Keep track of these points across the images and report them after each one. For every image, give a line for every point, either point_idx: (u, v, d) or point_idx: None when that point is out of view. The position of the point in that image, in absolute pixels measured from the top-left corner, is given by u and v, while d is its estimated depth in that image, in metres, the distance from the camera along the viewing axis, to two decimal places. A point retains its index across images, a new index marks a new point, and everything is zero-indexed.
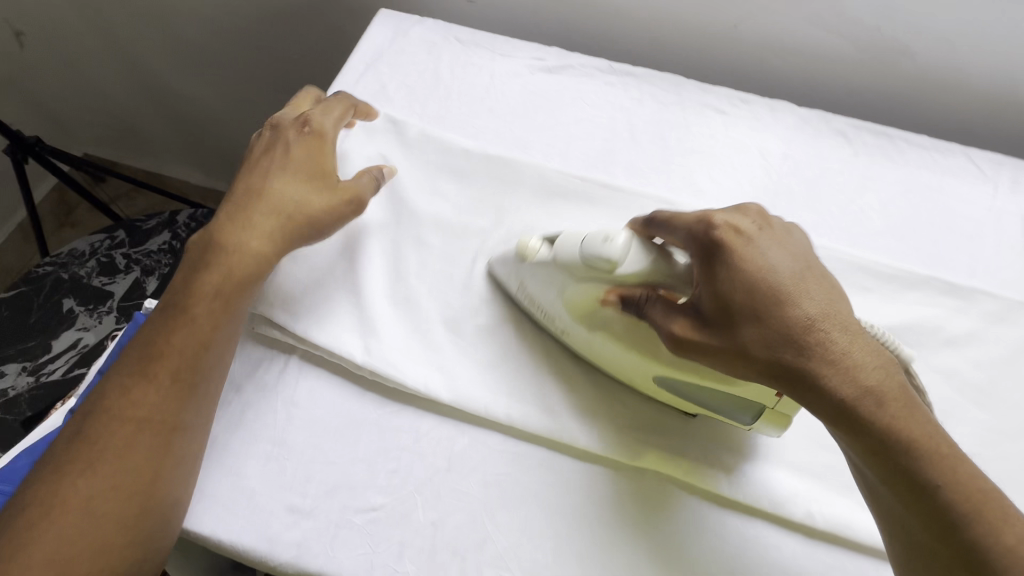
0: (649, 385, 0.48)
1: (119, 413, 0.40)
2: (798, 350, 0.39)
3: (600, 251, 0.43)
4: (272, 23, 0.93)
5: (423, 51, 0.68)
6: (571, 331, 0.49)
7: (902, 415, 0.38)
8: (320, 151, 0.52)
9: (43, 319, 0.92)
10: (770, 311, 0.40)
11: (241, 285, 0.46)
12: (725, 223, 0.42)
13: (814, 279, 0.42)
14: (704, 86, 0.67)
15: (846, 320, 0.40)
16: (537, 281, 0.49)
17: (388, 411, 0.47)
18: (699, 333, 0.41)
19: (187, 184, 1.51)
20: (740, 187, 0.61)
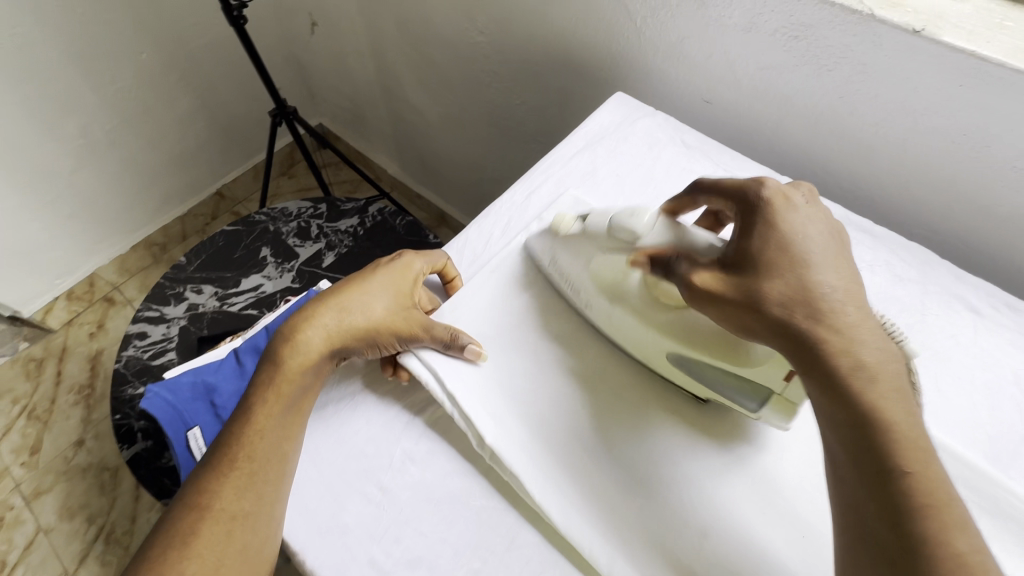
0: (662, 360, 0.49)
1: (192, 506, 0.44)
2: (809, 313, 0.38)
3: (625, 223, 0.47)
4: (509, 71, 1.01)
5: (645, 144, 0.67)
6: (592, 304, 0.53)
7: (891, 401, 0.36)
8: (403, 279, 0.55)
9: (243, 258, 1.09)
10: (793, 273, 0.40)
11: (288, 379, 0.48)
12: (775, 186, 0.44)
13: (844, 259, 0.41)
14: (959, 272, 0.57)
15: (862, 302, 0.40)
16: (569, 256, 0.54)
17: (491, 505, 0.46)
18: (723, 276, 0.42)
19: (383, 172, 1.71)
20: (974, 412, 0.49)
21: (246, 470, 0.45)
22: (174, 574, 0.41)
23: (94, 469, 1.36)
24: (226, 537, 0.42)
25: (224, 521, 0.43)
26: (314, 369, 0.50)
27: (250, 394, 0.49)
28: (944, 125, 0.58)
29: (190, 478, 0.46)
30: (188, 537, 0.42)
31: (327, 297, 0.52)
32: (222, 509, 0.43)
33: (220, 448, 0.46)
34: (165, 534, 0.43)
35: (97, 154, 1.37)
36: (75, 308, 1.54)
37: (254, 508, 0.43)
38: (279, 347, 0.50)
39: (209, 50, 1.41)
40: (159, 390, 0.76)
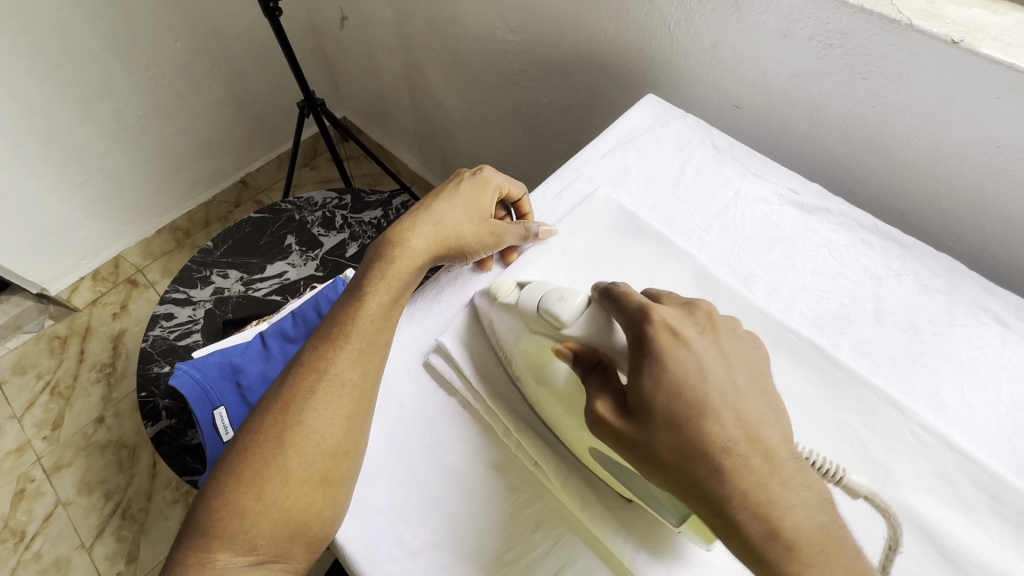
0: (585, 453, 0.46)
1: (310, 368, 0.48)
2: (710, 470, 0.36)
3: (555, 308, 0.46)
4: (537, 71, 1.02)
5: (675, 146, 0.68)
6: (523, 380, 0.50)
7: (823, 563, 0.34)
8: (485, 195, 0.60)
9: (269, 245, 1.11)
10: (691, 424, 0.37)
11: (398, 275, 0.54)
12: (661, 319, 0.41)
13: (745, 396, 0.39)
14: (987, 285, 0.57)
15: (771, 452, 0.37)
16: (501, 320, 0.52)
17: (517, 492, 0.47)
18: (619, 419, 0.40)
19: (405, 168, 1.73)
20: (1000, 424, 0.49)
21: (358, 346, 0.49)
22: (295, 421, 0.45)
23: (112, 446, 1.39)
24: (342, 405, 0.46)
25: (342, 387, 0.47)
26: (417, 271, 0.55)
27: (361, 283, 0.53)
28: (978, 138, 0.58)
29: (303, 353, 0.50)
30: (306, 399, 0.46)
31: (424, 208, 0.58)
32: (337, 375, 0.47)
33: (336, 323, 0.51)
34: (283, 390, 0.47)
35: (127, 139, 1.40)
36: (100, 288, 1.58)
37: (364, 377, 0.48)
38: (385, 248, 0.55)
39: (241, 40, 1.44)
40: (188, 368, 0.79)
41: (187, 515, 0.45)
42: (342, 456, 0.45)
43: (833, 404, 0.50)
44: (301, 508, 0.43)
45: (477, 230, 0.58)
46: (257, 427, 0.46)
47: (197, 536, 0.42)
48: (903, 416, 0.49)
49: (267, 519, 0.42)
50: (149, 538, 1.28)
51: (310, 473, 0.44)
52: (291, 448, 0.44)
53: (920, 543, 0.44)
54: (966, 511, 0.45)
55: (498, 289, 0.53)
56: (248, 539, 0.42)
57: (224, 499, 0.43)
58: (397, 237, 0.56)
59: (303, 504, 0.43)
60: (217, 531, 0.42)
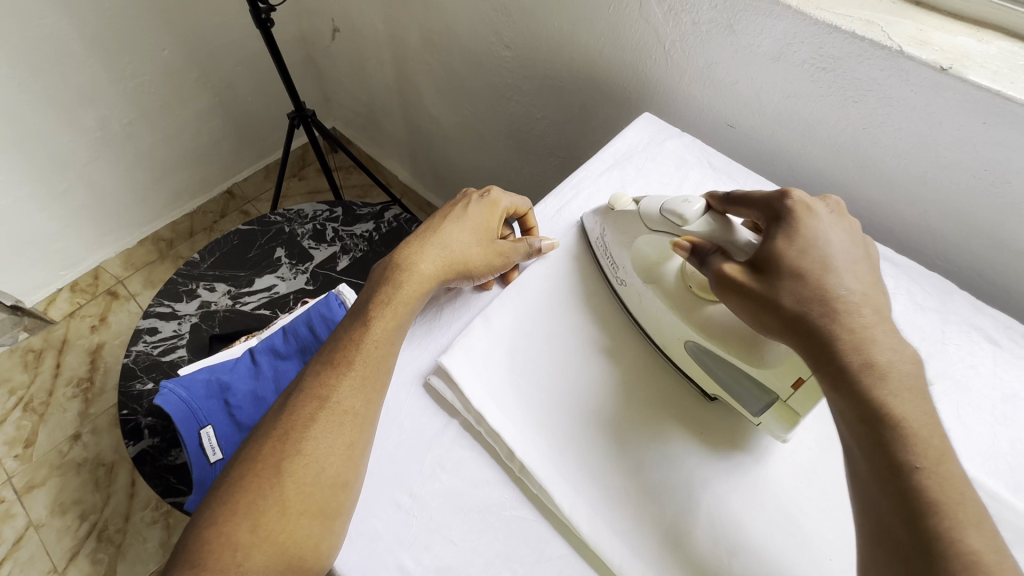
0: (678, 348, 0.52)
1: (311, 395, 0.47)
2: (826, 310, 0.40)
3: (677, 210, 0.49)
4: (530, 86, 1.03)
5: (672, 164, 0.69)
6: (627, 282, 0.56)
7: (914, 396, 0.37)
8: (493, 216, 0.60)
9: (258, 257, 1.09)
10: (812, 276, 0.41)
11: (403, 301, 0.53)
12: (800, 197, 0.45)
13: (865, 269, 0.43)
14: (978, 304, 0.58)
15: (884, 316, 0.41)
16: (614, 232, 0.56)
17: (522, 515, 0.46)
18: (745, 274, 0.43)
19: (395, 179, 1.73)
20: (996, 442, 0.50)
21: (360, 373, 0.48)
22: (295, 450, 0.44)
23: (89, 465, 1.33)
24: (344, 435, 0.45)
25: (344, 415, 0.46)
26: (421, 297, 0.54)
27: (366, 309, 0.53)
28: (965, 162, 0.59)
29: (303, 377, 0.49)
30: (305, 427, 0.45)
31: (431, 230, 0.58)
32: (339, 402, 0.46)
33: (338, 348, 0.50)
34: (283, 418, 0.46)
35: (111, 148, 1.37)
36: (79, 299, 1.53)
37: (366, 406, 0.47)
38: (392, 272, 0.55)
39: (230, 49, 1.42)
40: (173, 387, 0.77)
41: (177, 545, 0.43)
42: (342, 486, 0.44)
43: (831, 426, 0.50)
44: (298, 540, 0.42)
45: (484, 253, 0.57)
46: (255, 455, 0.45)
47: (185, 570, 0.41)
48: None
49: (261, 552, 0.41)
50: (127, 561, 1.23)
51: (308, 503, 0.43)
52: (289, 479, 0.43)
53: None
54: None
55: (616, 203, 0.56)
56: (240, 573, 0.40)
57: (217, 530, 0.42)
58: (403, 260, 0.55)
59: (299, 537, 0.42)
60: (207, 564, 0.40)
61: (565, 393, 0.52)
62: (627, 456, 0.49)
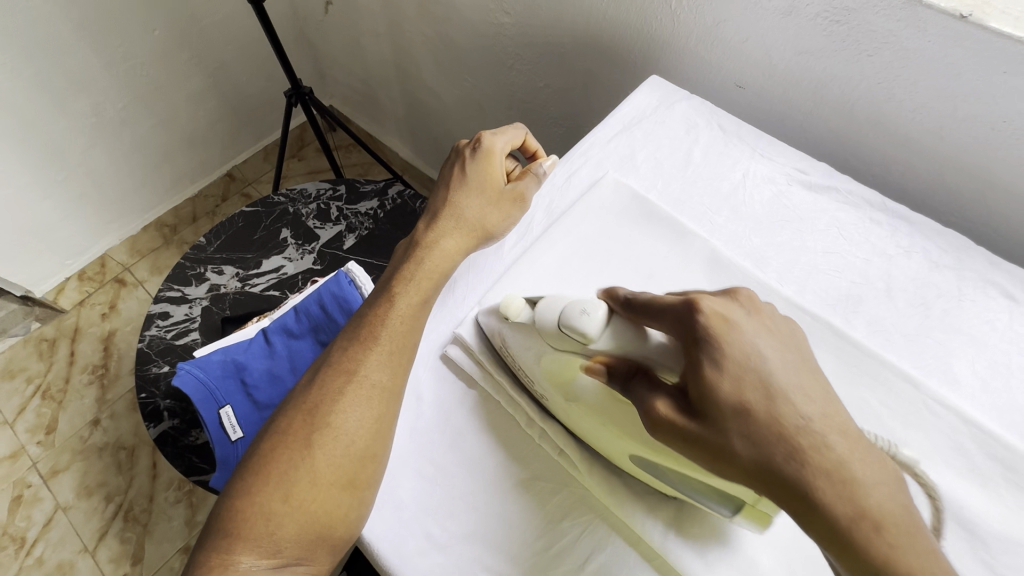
0: (626, 460, 0.45)
1: (339, 369, 0.47)
2: (789, 456, 0.34)
3: (579, 324, 0.43)
4: (532, 53, 1.00)
5: (682, 128, 0.67)
6: (548, 398, 0.48)
7: (906, 540, 0.33)
8: (494, 165, 0.58)
9: (264, 239, 1.09)
10: (761, 412, 0.36)
11: (427, 278, 0.53)
12: (710, 306, 0.38)
13: (808, 379, 0.37)
14: (995, 260, 0.57)
15: (853, 439, 0.35)
16: (517, 339, 0.49)
17: (543, 483, 0.47)
18: (681, 415, 0.38)
19: (396, 156, 1.71)
20: (1012, 396, 0.50)
21: (386, 348, 0.48)
22: (324, 422, 0.45)
23: (110, 448, 1.37)
24: (373, 410, 0.46)
25: (371, 389, 0.46)
26: (446, 272, 0.54)
27: (390, 285, 0.53)
28: (982, 113, 0.58)
29: (330, 351, 0.49)
30: (333, 401, 0.46)
31: (440, 205, 0.57)
32: (366, 376, 0.47)
33: (363, 324, 0.50)
34: (311, 392, 0.47)
35: (108, 133, 1.35)
36: (87, 288, 1.54)
37: (393, 380, 0.47)
38: (411, 251, 0.55)
39: (222, 26, 1.39)
40: (190, 368, 0.78)
41: (210, 515, 0.44)
42: (370, 458, 0.45)
43: (847, 383, 0.50)
44: (328, 509, 0.43)
45: (500, 213, 0.57)
46: (284, 427, 0.45)
47: (219, 538, 0.42)
48: (917, 390, 0.50)
49: (292, 521, 0.42)
50: (153, 538, 1.27)
51: (338, 475, 0.43)
52: (318, 451, 0.44)
53: (938, 515, 0.45)
54: (981, 483, 0.46)
55: (506, 310, 0.49)
56: (272, 541, 0.42)
57: (249, 499, 0.43)
58: (421, 240, 0.55)
59: (330, 506, 0.43)
60: (241, 531, 0.42)
61: None
62: None
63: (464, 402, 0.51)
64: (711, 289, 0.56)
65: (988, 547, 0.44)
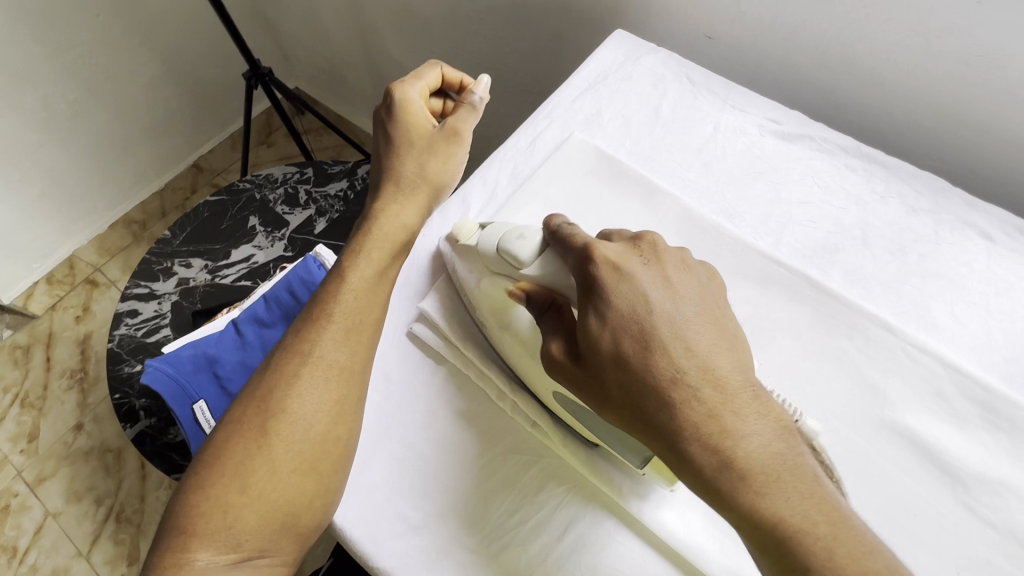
0: (549, 398, 0.45)
1: (293, 352, 0.45)
2: (661, 406, 0.37)
3: (512, 248, 0.44)
4: (495, 16, 0.96)
5: (649, 83, 0.65)
6: (486, 322, 0.49)
7: (780, 487, 0.35)
8: (417, 117, 0.55)
9: (231, 228, 1.05)
10: (638, 360, 0.38)
11: (382, 249, 0.50)
12: (607, 258, 0.40)
13: (699, 326, 0.39)
14: (972, 200, 0.56)
15: (731, 393, 0.37)
16: (464, 265, 0.50)
17: (520, 457, 0.46)
18: (568, 359, 0.41)
19: (367, 136, 1.66)
20: (991, 337, 0.49)
21: (341, 325, 0.46)
22: (281, 409, 0.43)
23: (96, 452, 1.34)
24: (330, 391, 0.44)
25: (328, 369, 0.44)
26: (403, 241, 0.51)
27: (343, 259, 0.50)
28: (957, 48, 0.56)
29: (285, 335, 0.47)
30: (289, 386, 0.43)
31: (377, 172, 0.55)
32: (322, 357, 0.44)
33: (318, 303, 0.48)
34: (265, 378, 0.44)
35: (60, 129, 1.29)
36: (58, 291, 1.49)
37: (351, 360, 0.45)
38: (362, 222, 0.52)
39: (170, 8, 1.32)
40: (159, 364, 0.75)
41: (165, 512, 0.42)
42: (332, 443, 0.43)
43: (825, 334, 0.49)
44: (290, 498, 0.41)
45: (440, 162, 0.54)
46: (239, 416, 0.43)
47: (176, 535, 0.40)
48: (895, 337, 0.48)
49: (252, 512, 0.41)
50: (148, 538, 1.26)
51: (298, 461, 0.42)
52: (276, 438, 0.42)
53: (918, 460, 0.44)
54: (961, 425, 0.45)
55: (458, 233, 0.50)
56: (231, 534, 0.40)
57: (206, 493, 0.41)
58: (368, 210, 0.53)
59: (293, 493, 0.41)
60: (198, 526, 0.40)
61: None
62: None
63: (434, 380, 0.49)
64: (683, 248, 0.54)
65: (969, 490, 0.43)
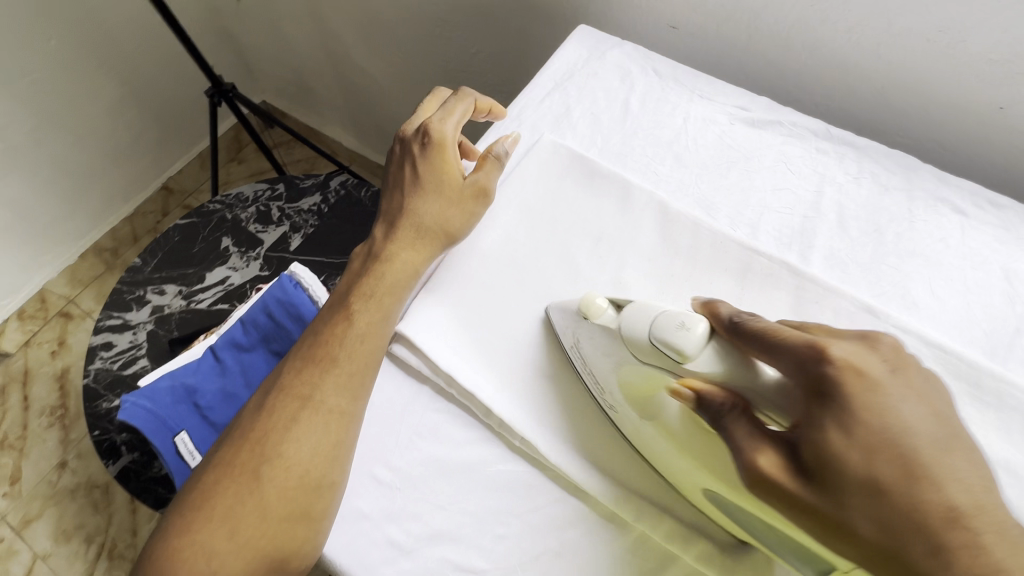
0: (698, 494, 0.42)
1: (292, 393, 0.44)
2: (932, 550, 0.30)
3: (673, 339, 0.39)
4: (458, 18, 0.94)
5: (616, 78, 0.64)
6: (620, 411, 0.46)
7: None
8: (449, 161, 0.53)
9: (204, 251, 1.02)
10: (899, 491, 0.31)
11: (387, 291, 0.49)
12: (842, 358, 0.34)
13: (960, 450, 0.33)
14: (943, 175, 0.56)
15: (1011, 537, 0.30)
16: (594, 347, 0.46)
17: (509, 470, 0.45)
18: (789, 476, 0.35)
19: (340, 147, 1.63)
20: (970, 312, 0.50)
21: (344, 369, 0.45)
22: (274, 452, 0.42)
23: (83, 489, 1.31)
24: (328, 437, 0.42)
25: (328, 415, 0.43)
26: (407, 284, 0.50)
27: (351, 298, 0.49)
28: (919, 25, 0.56)
29: (282, 372, 0.46)
30: (284, 428, 0.42)
31: (399, 209, 0.53)
32: (322, 401, 0.44)
33: (319, 342, 0.47)
34: (261, 420, 0.43)
35: (20, 161, 1.24)
36: (30, 327, 1.45)
37: (351, 405, 0.44)
38: (368, 261, 0.51)
39: (124, 28, 1.28)
40: (135, 399, 0.72)
41: (145, 551, 0.41)
42: (325, 488, 0.41)
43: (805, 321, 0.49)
44: (279, 544, 0.40)
45: (465, 210, 0.53)
46: (230, 457, 0.42)
47: None
48: (876, 320, 0.48)
49: (237, 559, 0.39)
50: None
51: (289, 507, 0.40)
52: (267, 483, 0.41)
53: None
54: None
55: (586, 310, 0.45)
56: None
57: (190, 536, 0.40)
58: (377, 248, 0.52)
59: (282, 540, 0.40)
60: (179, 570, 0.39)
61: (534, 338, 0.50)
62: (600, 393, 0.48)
63: (416, 398, 0.48)
64: (660, 243, 0.54)
65: None
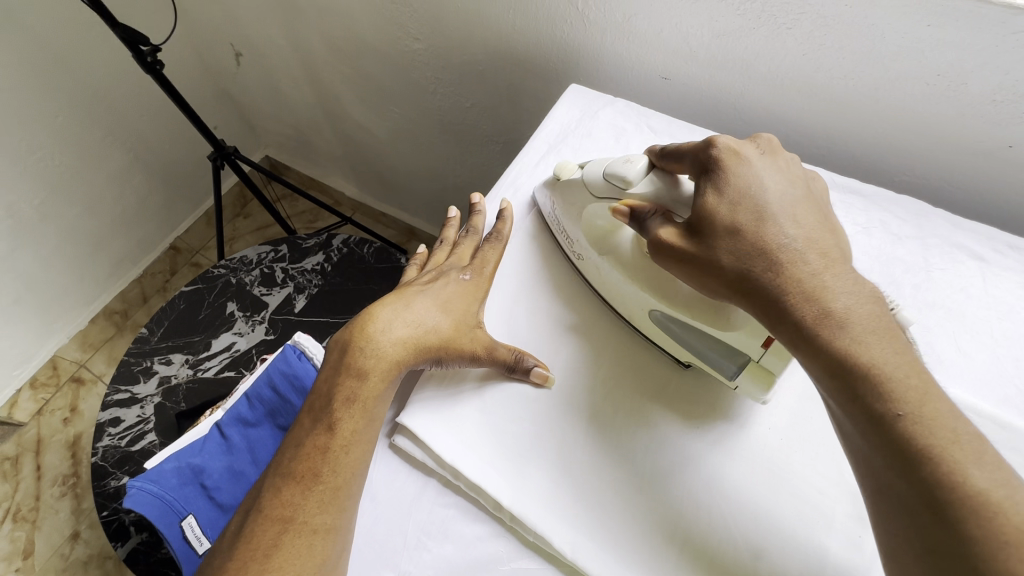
0: (645, 317, 0.52)
1: (272, 516, 0.42)
2: (769, 265, 0.41)
3: (620, 170, 0.50)
4: (450, 74, 0.95)
5: (610, 137, 0.64)
6: (584, 257, 0.56)
7: (876, 336, 0.37)
8: (472, 296, 0.53)
9: (209, 317, 1.02)
10: (750, 229, 0.42)
11: (370, 396, 0.47)
12: (725, 144, 0.46)
13: (806, 208, 0.44)
14: (955, 220, 0.54)
15: (838, 262, 0.41)
16: (563, 203, 0.57)
17: (525, 566, 0.43)
18: (681, 238, 0.44)
19: (342, 197, 1.65)
20: (1001, 368, 0.47)
21: (325, 487, 0.43)
22: None
23: (96, 560, 1.29)
24: (311, 562, 0.41)
25: (308, 539, 0.41)
26: (389, 384, 0.48)
27: (332, 403, 0.46)
28: (916, 69, 0.55)
29: (260, 488, 0.44)
30: (266, 556, 0.41)
31: (399, 303, 0.51)
32: (306, 522, 0.42)
33: (299, 456, 0.45)
34: (241, 547, 0.42)
35: (31, 233, 1.26)
36: (42, 395, 1.45)
37: (337, 520, 0.43)
38: (345, 354, 0.48)
39: (129, 99, 1.31)
40: (141, 484, 0.70)
41: None
42: None
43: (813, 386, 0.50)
44: None
45: (462, 337, 0.50)
46: None
47: None
48: None
49: None
50: None
51: None
52: None
53: None
54: None
55: (562, 171, 0.56)
56: None
57: None
58: (358, 338, 0.49)
59: None
60: None
61: (540, 420, 0.49)
62: (613, 478, 0.46)
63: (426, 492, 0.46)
64: None
65: None
